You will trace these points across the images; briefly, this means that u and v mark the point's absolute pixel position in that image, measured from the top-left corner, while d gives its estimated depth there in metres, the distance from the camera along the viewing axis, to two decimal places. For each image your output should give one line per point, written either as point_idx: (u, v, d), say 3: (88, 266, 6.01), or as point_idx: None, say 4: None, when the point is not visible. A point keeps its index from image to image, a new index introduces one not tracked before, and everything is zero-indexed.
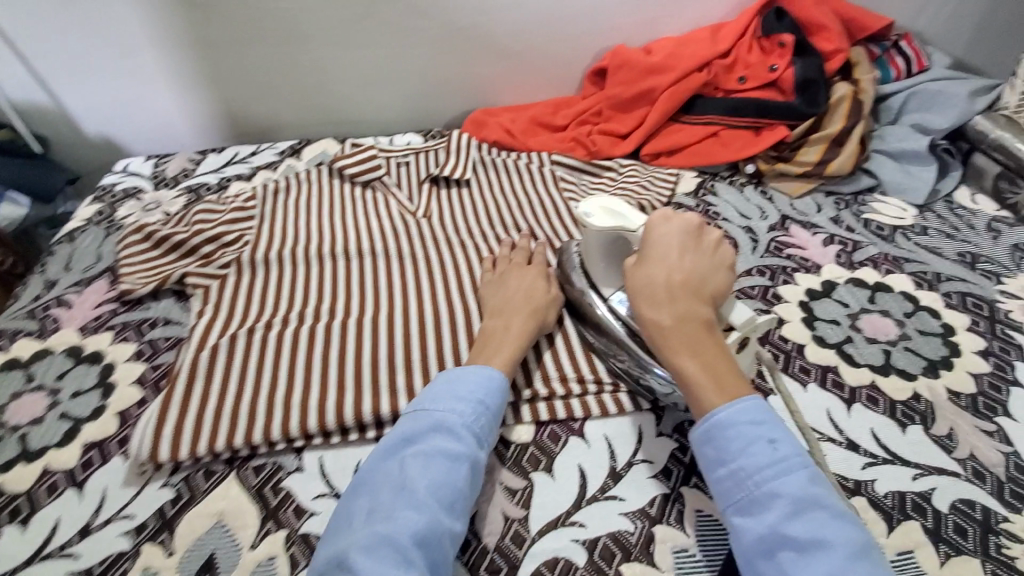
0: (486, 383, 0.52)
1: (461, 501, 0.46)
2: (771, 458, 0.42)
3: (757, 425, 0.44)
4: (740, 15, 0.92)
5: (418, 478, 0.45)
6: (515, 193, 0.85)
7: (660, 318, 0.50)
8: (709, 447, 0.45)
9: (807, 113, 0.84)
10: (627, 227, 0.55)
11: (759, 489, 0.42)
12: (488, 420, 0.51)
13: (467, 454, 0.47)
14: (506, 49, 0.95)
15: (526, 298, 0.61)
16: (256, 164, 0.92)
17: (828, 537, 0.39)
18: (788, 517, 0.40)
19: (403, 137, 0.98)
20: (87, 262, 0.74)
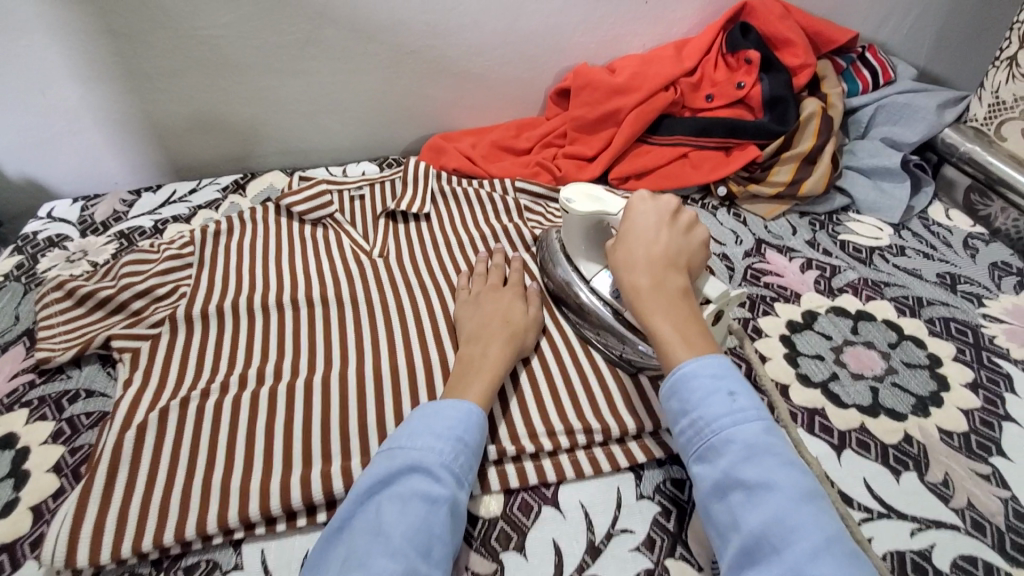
0: (464, 418, 0.49)
1: (442, 544, 0.42)
2: (729, 409, 0.43)
3: (717, 378, 0.44)
4: (705, 31, 0.89)
5: (395, 523, 0.41)
6: (477, 224, 0.80)
7: (635, 279, 0.51)
8: (673, 398, 0.46)
9: (776, 132, 0.80)
10: (608, 211, 0.57)
11: (715, 437, 0.42)
12: (467, 453, 0.47)
13: (447, 496, 0.44)
14: (464, 71, 0.90)
15: (504, 321, 0.59)
16: (197, 204, 0.85)
17: (778, 480, 0.39)
18: (742, 461, 0.41)
19: (358, 166, 0.92)
20: (2, 325, 0.66)
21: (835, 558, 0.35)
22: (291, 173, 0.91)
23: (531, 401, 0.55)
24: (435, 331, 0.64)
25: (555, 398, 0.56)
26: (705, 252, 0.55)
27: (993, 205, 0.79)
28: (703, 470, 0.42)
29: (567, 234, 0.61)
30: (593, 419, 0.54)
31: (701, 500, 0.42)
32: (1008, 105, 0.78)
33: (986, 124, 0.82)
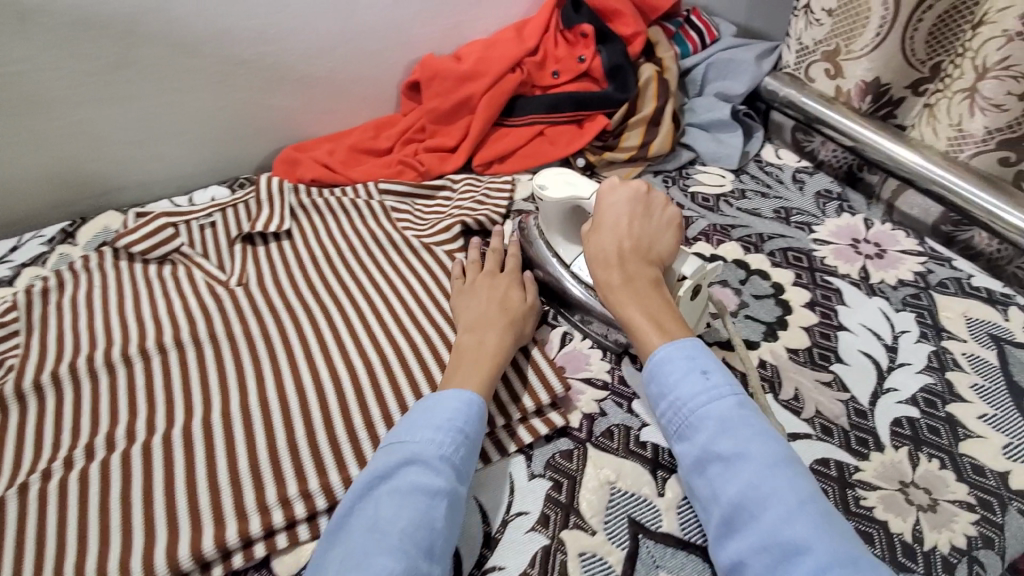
0: (466, 408, 0.48)
1: (441, 539, 0.41)
2: (703, 387, 0.45)
3: (692, 359, 0.47)
4: (541, 10, 0.91)
5: (393, 519, 0.40)
6: (343, 233, 0.76)
7: (607, 280, 0.53)
8: (651, 385, 0.48)
9: (620, 99, 0.84)
10: (581, 197, 0.58)
11: (693, 415, 0.45)
12: (467, 443, 0.46)
13: (449, 487, 0.43)
14: (304, 75, 0.86)
15: (502, 310, 0.58)
16: (17, 263, 0.74)
17: (752, 451, 0.42)
18: (718, 434, 0.43)
19: (205, 192, 0.85)
20: None
21: (807, 517, 0.38)
22: (127, 210, 0.82)
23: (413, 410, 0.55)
24: (307, 356, 0.60)
25: None
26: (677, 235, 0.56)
27: (815, 140, 0.87)
28: (685, 447, 0.45)
29: (544, 220, 0.61)
30: None
31: (687, 477, 0.45)
32: (811, 49, 0.87)
33: (798, 68, 0.91)
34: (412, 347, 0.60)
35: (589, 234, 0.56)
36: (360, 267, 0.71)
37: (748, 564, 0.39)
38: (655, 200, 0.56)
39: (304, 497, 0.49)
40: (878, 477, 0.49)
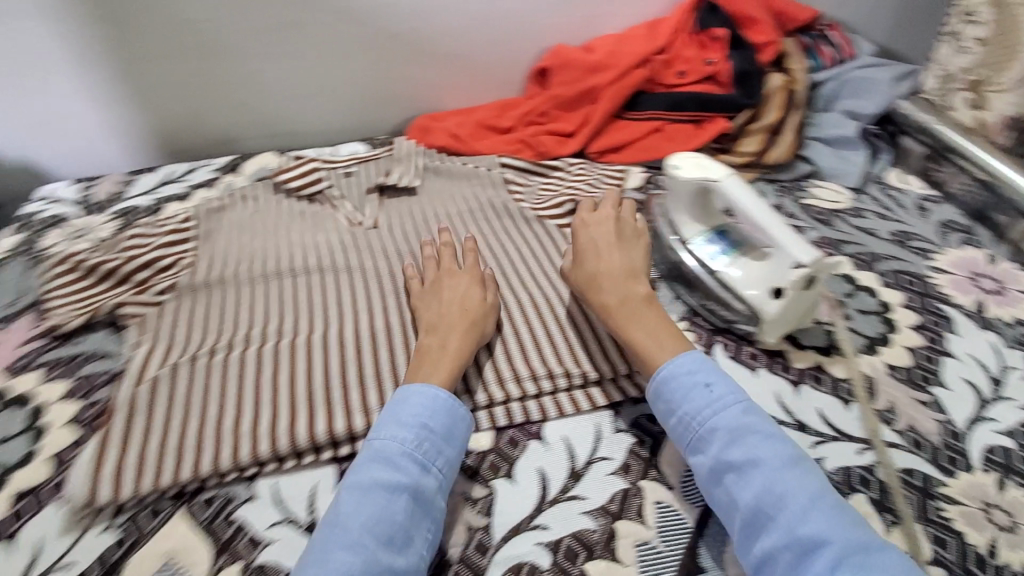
0: (432, 403, 0.50)
1: (407, 531, 0.43)
2: (708, 400, 0.48)
3: (693, 374, 0.50)
4: (675, 12, 0.94)
5: (354, 517, 0.43)
6: (464, 195, 0.83)
7: (603, 300, 0.58)
8: (660, 403, 0.51)
9: (744, 104, 0.87)
10: (712, 179, 0.64)
11: (703, 428, 0.48)
12: (433, 438, 0.48)
13: (414, 482, 0.45)
14: (447, 53, 0.93)
15: (460, 313, 0.59)
16: (193, 183, 0.88)
17: (762, 456, 0.45)
18: (727, 445, 0.46)
19: (348, 146, 0.95)
20: (10, 298, 0.69)
21: (822, 513, 0.41)
22: (283, 153, 0.93)
23: (515, 352, 0.59)
24: None
25: (540, 344, 0.60)
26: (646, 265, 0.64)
27: (944, 170, 0.84)
28: (698, 460, 0.48)
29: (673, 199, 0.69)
30: (570, 362, 0.58)
31: (704, 488, 0.47)
32: (953, 77, 0.85)
33: (935, 96, 0.88)
34: (516, 301, 0.65)
35: (570, 267, 0.63)
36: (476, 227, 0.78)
37: (775, 563, 0.41)
38: (626, 235, 0.65)
39: None
40: (962, 494, 0.49)
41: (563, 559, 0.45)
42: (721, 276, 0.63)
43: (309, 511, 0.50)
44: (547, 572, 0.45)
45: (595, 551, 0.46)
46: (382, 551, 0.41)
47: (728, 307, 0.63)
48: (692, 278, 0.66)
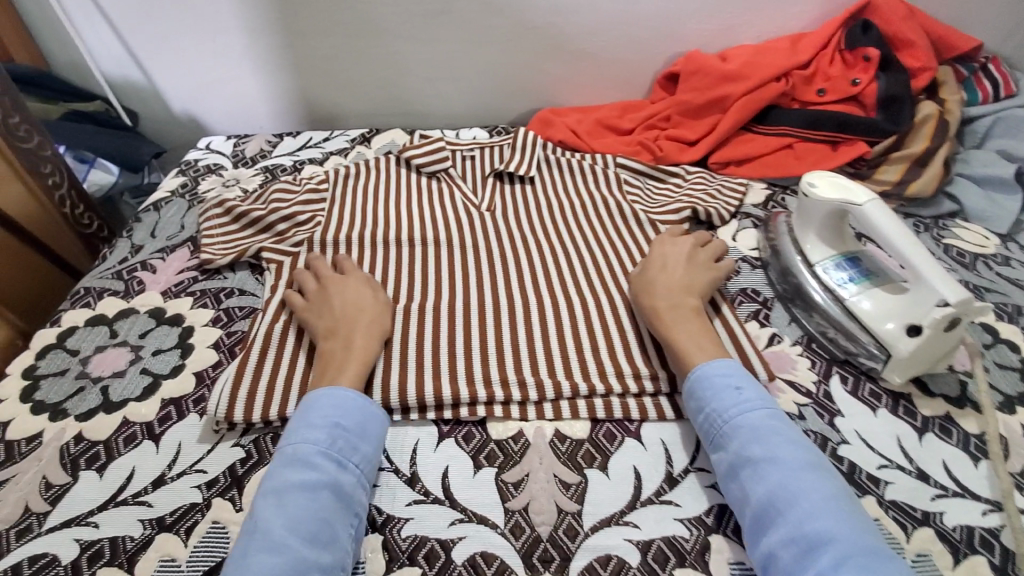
0: (344, 405, 0.50)
1: (331, 528, 0.43)
2: (737, 400, 0.49)
3: (726, 375, 0.51)
4: (823, 27, 0.89)
5: (278, 522, 0.42)
6: (578, 189, 0.84)
7: (655, 301, 0.59)
8: (690, 401, 0.52)
9: (890, 129, 0.81)
10: (853, 200, 0.60)
11: (728, 424, 0.49)
12: (346, 436, 0.48)
13: (333, 478, 0.45)
14: (577, 50, 0.94)
15: (354, 313, 0.59)
16: (329, 150, 0.95)
17: (782, 456, 0.45)
18: (749, 441, 0.47)
19: (469, 131, 0.99)
20: (171, 231, 0.78)
21: (834, 515, 0.41)
22: (410, 131, 0.99)
23: (618, 347, 0.60)
24: (532, 281, 0.68)
25: (643, 343, 0.60)
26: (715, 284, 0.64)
27: None
28: (720, 456, 0.48)
29: (803, 218, 0.66)
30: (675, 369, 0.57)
31: (723, 484, 0.48)
32: None
33: None
34: (621, 298, 0.65)
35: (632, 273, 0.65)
36: (586, 222, 0.78)
37: (779, 558, 0.41)
38: (699, 255, 0.66)
39: (520, 385, 0.56)
40: None
41: (652, 559, 0.45)
42: (849, 304, 0.60)
43: (411, 465, 0.52)
44: (635, 570, 0.45)
45: (686, 559, 0.45)
46: (303, 548, 0.41)
47: (852, 338, 0.59)
48: (812, 302, 0.63)
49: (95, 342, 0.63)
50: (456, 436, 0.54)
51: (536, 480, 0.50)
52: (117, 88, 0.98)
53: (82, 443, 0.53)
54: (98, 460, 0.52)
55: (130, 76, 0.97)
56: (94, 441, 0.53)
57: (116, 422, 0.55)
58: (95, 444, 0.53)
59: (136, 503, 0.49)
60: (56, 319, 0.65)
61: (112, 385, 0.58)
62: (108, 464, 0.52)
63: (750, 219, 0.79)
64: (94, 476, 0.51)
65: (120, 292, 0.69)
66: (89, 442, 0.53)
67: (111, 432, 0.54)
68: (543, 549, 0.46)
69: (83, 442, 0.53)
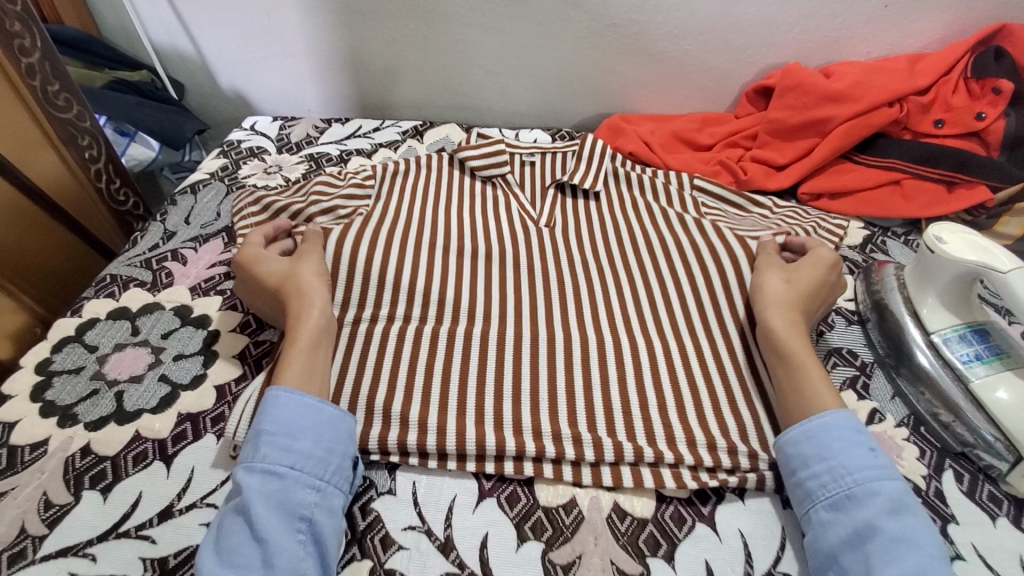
0: (269, 404, 0.46)
1: (268, 546, 0.40)
2: (873, 463, 0.43)
3: (858, 433, 0.45)
4: (946, 50, 0.76)
5: (208, 555, 0.40)
6: (648, 205, 0.75)
7: (792, 318, 0.53)
8: (806, 444, 0.45)
9: (1021, 176, 0.69)
10: (991, 264, 0.50)
11: (857, 487, 0.42)
12: (272, 439, 0.44)
13: (260, 491, 0.42)
14: (658, 53, 0.85)
15: (280, 284, 0.56)
16: (378, 141, 0.88)
17: (919, 538, 0.39)
18: (885, 514, 0.41)
19: (530, 133, 0.91)
20: (206, 219, 0.73)
21: None
22: (466, 128, 0.92)
23: (688, 407, 0.52)
24: (594, 313, 0.60)
25: (717, 407, 0.52)
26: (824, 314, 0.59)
27: None
28: (836, 517, 0.42)
29: (920, 273, 0.56)
30: (755, 443, 0.49)
31: (821, 551, 0.41)
32: None
33: None
34: (696, 347, 0.56)
35: (768, 263, 0.59)
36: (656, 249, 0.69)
37: None
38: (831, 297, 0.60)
39: (575, 441, 0.49)
40: None
41: None
42: (976, 390, 0.50)
43: (445, 528, 0.45)
44: None
45: None
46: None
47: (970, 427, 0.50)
48: (923, 374, 0.54)
49: (116, 338, 0.58)
50: (498, 496, 0.47)
51: (589, 567, 0.43)
52: (165, 59, 0.94)
53: (88, 457, 0.48)
54: (103, 480, 0.47)
55: (179, 46, 0.92)
56: (101, 457, 0.48)
57: (127, 436, 0.50)
58: (102, 460, 0.48)
59: (138, 538, 0.44)
60: (78, 309, 0.61)
61: (127, 391, 0.53)
62: (113, 486, 0.47)
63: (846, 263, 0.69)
64: (96, 498, 0.46)
65: (147, 284, 0.64)
66: (96, 457, 0.48)
67: (121, 448, 0.49)
68: None
69: (89, 456, 0.48)
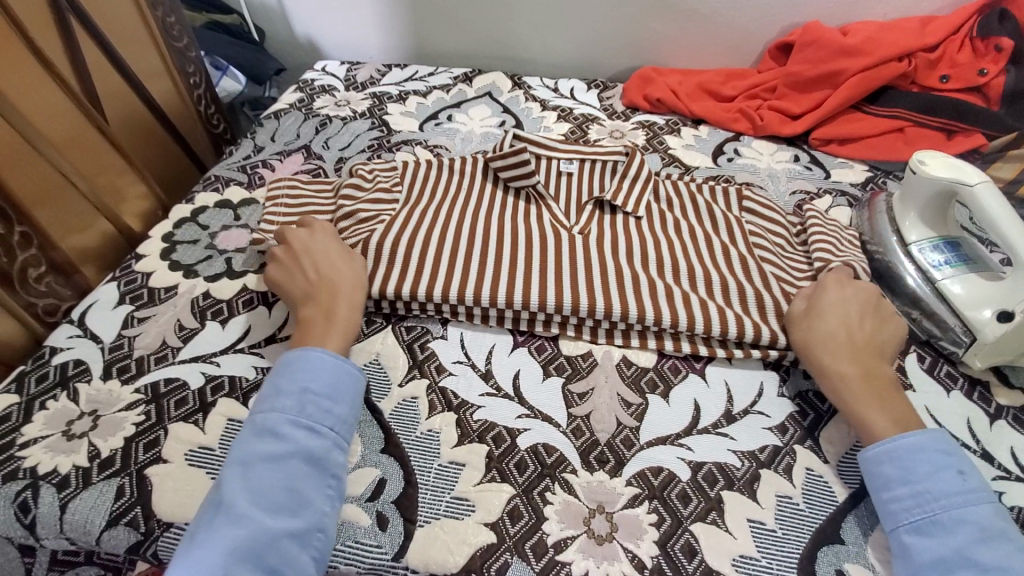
0: (314, 366, 0.49)
1: (299, 495, 0.42)
2: (961, 487, 0.42)
3: (945, 455, 0.44)
4: (957, 12, 0.83)
5: (238, 490, 0.42)
6: (692, 228, 0.66)
7: (838, 364, 0.50)
8: (888, 464, 0.44)
9: (1013, 125, 0.77)
10: (963, 181, 0.58)
11: (945, 513, 0.41)
12: (316, 399, 0.47)
13: (300, 444, 0.44)
14: (688, 10, 0.93)
15: (325, 271, 0.56)
16: (432, 84, 0.99)
17: (1017, 569, 0.38)
18: (976, 542, 0.39)
19: (568, 82, 1.00)
20: (288, 138, 0.86)
21: None
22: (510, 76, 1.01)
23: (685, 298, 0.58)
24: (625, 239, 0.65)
25: (725, 287, 0.59)
26: (886, 326, 0.53)
27: None
28: (924, 544, 0.41)
29: (905, 196, 0.63)
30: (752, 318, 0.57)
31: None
32: None
33: None
34: (709, 253, 0.63)
35: (794, 316, 0.55)
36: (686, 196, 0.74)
37: None
38: (882, 308, 0.54)
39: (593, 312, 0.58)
40: None
41: (702, 479, 0.48)
42: (941, 287, 0.58)
43: (485, 363, 0.56)
44: (684, 483, 0.48)
45: (735, 484, 0.48)
46: (260, 517, 0.41)
47: (938, 322, 0.59)
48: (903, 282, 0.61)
49: (222, 221, 0.71)
50: (529, 346, 0.58)
51: (599, 395, 0.54)
52: (251, 7, 1.07)
53: (209, 299, 0.61)
54: (221, 315, 0.60)
55: None
56: (218, 299, 0.61)
57: (237, 287, 0.63)
58: (219, 302, 0.61)
59: (252, 353, 0.57)
60: (191, 198, 0.74)
61: (234, 258, 0.66)
62: (230, 319, 0.59)
63: (846, 197, 0.77)
64: (217, 326, 0.59)
65: (244, 183, 0.77)
66: (215, 299, 0.61)
67: (233, 295, 0.62)
68: (600, 452, 0.50)
69: (209, 298, 0.62)
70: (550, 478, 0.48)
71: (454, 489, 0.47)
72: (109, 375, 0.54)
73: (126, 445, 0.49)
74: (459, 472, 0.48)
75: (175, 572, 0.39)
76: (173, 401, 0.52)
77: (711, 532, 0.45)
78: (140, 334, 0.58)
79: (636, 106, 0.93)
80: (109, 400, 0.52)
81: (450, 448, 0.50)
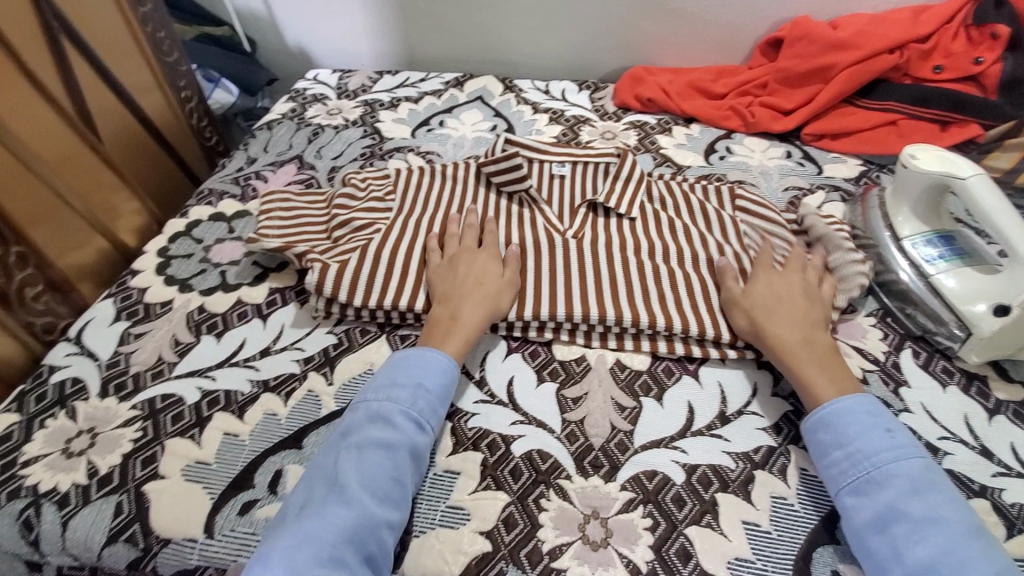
0: (430, 365, 0.51)
1: (401, 486, 0.45)
2: (889, 444, 0.44)
3: (871, 416, 0.46)
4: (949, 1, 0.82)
5: (351, 472, 0.44)
6: (686, 227, 0.66)
7: (776, 332, 0.53)
8: (823, 431, 0.47)
9: (1010, 114, 0.76)
10: (956, 174, 0.58)
11: (877, 470, 0.43)
12: (429, 397, 0.50)
13: (408, 437, 0.47)
14: (677, 8, 0.93)
15: (473, 283, 0.57)
16: (424, 90, 0.99)
17: (945, 517, 0.40)
18: (907, 495, 0.41)
19: (560, 83, 1.00)
20: (280, 149, 0.86)
21: None
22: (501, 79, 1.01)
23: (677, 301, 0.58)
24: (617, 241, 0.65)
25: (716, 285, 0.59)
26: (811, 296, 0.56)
27: None
28: (859, 502, 0.43)
29: (897, 190, 0.63)
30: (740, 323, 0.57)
31: (854, 535, 0.42)
32: None
33: None
34: (702, 254, 0.63)
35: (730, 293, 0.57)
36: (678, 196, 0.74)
37: None
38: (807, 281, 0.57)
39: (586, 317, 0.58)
40: None
41: (696, 481, 0.48)
42: (934, 281, 0.58)
43: (480, 369, 0.57)
44: (679, 486, 0.48)
45: (729, 485, 0.48)
46: (370, 502, 0.43)
47: (933, 317, 0.58)
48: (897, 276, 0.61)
49: (216, 234, 0.71)
50: (523, 352, 0.58)
51: (593, 400, 0.54)
52: (241, 18, 1.07)
53: (204, 312, 0.62)
54: (216, 328, 0.60)
55: (253, 8, 1.05)
56: (213, 313, 0.62)
57: (231, 301, 0.63)
58: (214, 315, 0.61)
59: (247, 366, 0.57)
60: (185, 212, 0.75)
61: (228, 271, 0.66)
62: (224, 332, 0.60)
63: (840, 192, 0.76)
64: (213, 340, 0.59)
65: (237, 196, 0.77)
66: (210, 312, 0.62)
67: (228, 308, 0.62)
68: (594, 457, 0.50)
69: (204, 312, 0.62)
70: (545, 484, 0.48)
71: (449, 498, 0.48)
72: (106, 392, 0.55)
73: (124, 461, 0.50)
74: (454, 480, 0.49)
75: (285, 540, 0.40)
76: (170, 416, 0.53)
77: (706, 535, 0.45)
78: (136, 350, 0.58)
79: (629, 106, 0.93)
80: (107, 417, 0.53)
81: (445, 457, 0.50)
